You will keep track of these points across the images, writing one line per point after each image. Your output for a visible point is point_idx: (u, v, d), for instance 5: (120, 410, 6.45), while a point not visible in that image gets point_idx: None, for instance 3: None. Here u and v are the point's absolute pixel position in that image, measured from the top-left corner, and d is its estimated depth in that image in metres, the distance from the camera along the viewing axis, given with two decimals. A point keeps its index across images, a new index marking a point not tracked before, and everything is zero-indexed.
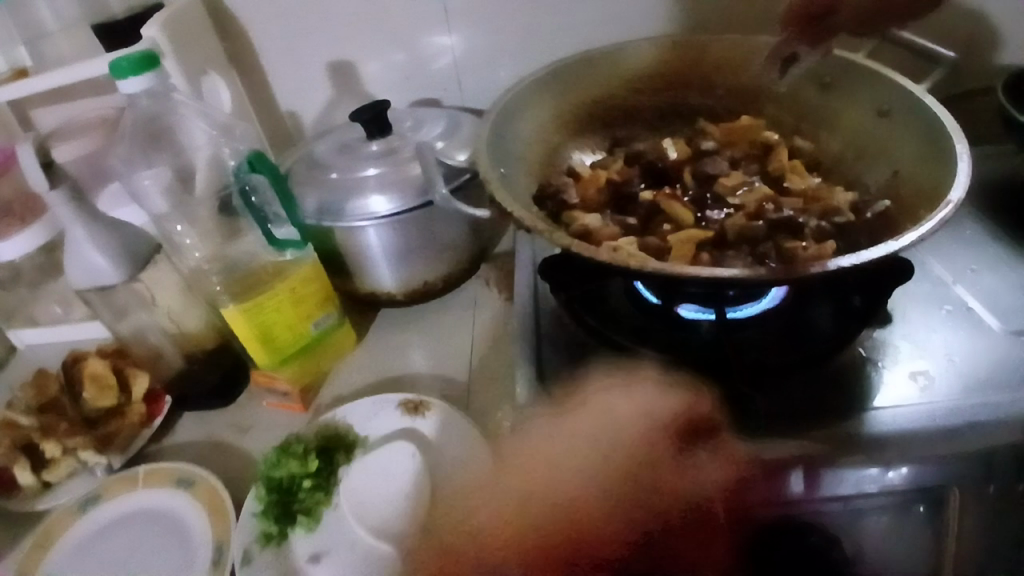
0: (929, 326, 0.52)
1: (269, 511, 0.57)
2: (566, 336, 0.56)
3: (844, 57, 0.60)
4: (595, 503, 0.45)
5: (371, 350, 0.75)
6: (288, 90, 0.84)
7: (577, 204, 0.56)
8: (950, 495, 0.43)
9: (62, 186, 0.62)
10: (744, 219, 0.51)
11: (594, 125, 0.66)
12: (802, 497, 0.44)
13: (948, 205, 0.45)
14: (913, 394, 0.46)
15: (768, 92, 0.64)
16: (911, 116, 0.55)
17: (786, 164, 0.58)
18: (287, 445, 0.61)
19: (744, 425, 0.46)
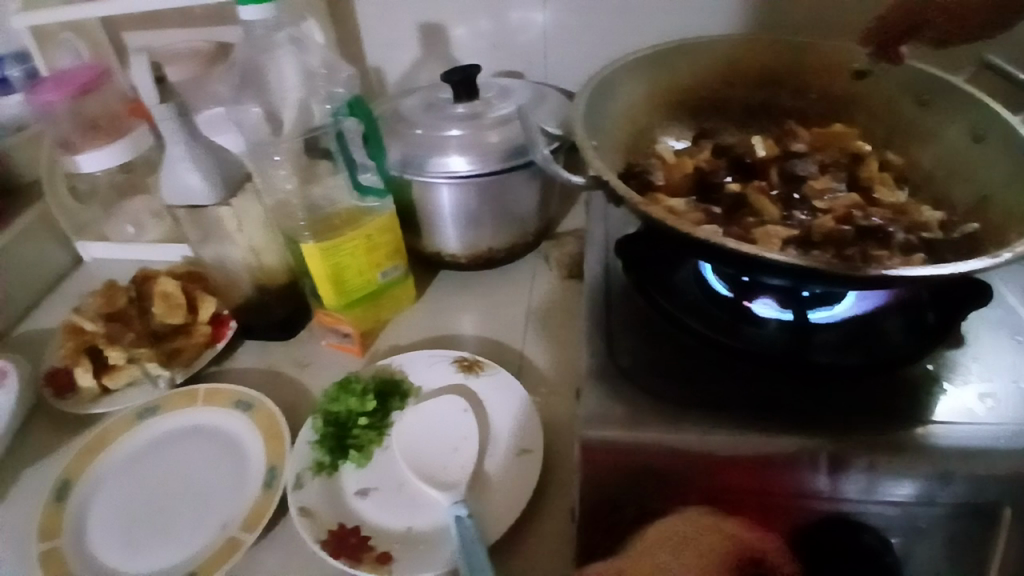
0: (999, 350, 0.52)
1: (324, 442, 0.59)
2: (634, 315, 0.57)
3: (943, 77, 0.59)
4: (664, 469, 0.46)
5: (428, 307, 0.78)
6: (378, 45, 0.86)
7: (661, 185, 0.58)
8: (1002, 513, 0.44)
9: (171, 103, 0.62)
10: (832, 221, 0.51)
11: (684, 114, 0.67)
12: (856, 496, 0.45)
13: None
14: (980, 412, 0.46)
15: (863, 103, 0.65)
16: (1004, 143, 0.54)
17: (875, 175, 0.58)
18: (347, 382, 0.64)
19: (806, 416, 0.47)
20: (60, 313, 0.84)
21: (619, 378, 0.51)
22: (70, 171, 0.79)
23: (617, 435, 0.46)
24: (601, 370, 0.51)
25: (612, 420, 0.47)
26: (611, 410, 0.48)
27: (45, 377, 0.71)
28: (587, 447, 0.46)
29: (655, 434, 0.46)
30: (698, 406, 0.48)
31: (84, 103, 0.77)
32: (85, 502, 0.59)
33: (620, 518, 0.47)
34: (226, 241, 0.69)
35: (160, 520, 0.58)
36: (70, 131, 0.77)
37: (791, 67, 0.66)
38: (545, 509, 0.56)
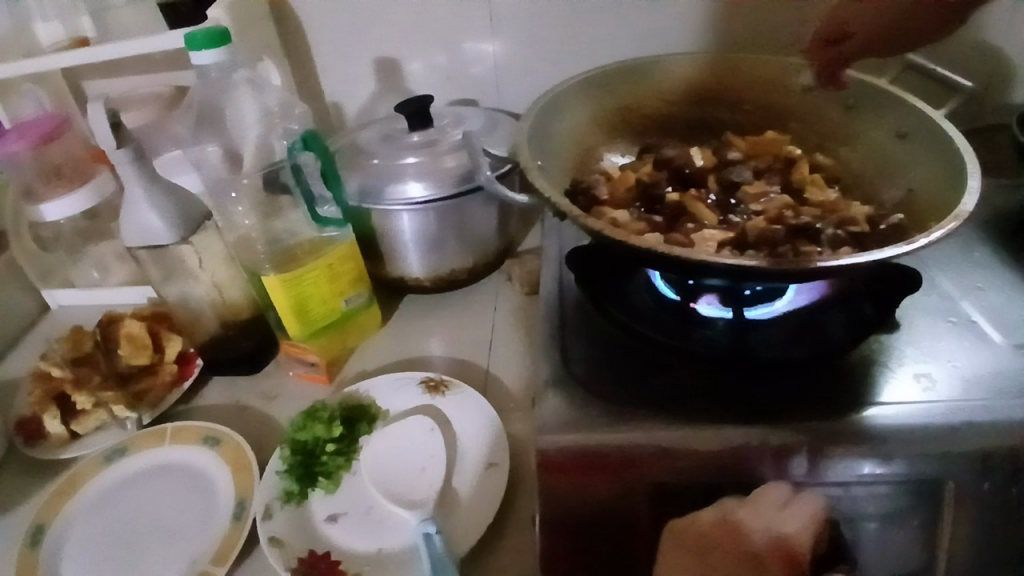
0: (934, 334, 0.54)
1: (292, 470, 0.60)
2: (588, 325, 0.59)
3: (864, 82, 0.63)
4: (619, 469, 0.47)
5: (395, 332, 0.79)
6: (334, 81, 0.88)
7: (607, 200, 0.60)
8: (946, 490, 0.46)
9: (129, 146, 0.63)
10: (764, 223, 0.54)
11: (627, 130, 0.70)
12: (804, 480, 0.47)
13: (959, 215, 0.48)
14: (918, 394, 0.49)
15: (793, 111, 0.68)
16: (925, 139, 0.58)
17: (806, 177, 0.61)
18: (313, 410, 0.65)
19: (753, 409, 0.49)
20: (26, 362, 0.83)
21: (575, 385, 0.52)
22: (33, 218, 0.80)
23: (572, 439, 0.48)
24: (557, 379, 0.53)
25: (567, 426, 0.48)
26: (566, 416, 0.49)
27: (14, 424, 0.71)
28: (544, 454, 0.47)
29: (607, 435, 0.48)
30: (650, 406, 0.50)
31: (47, 152, 0.78)
32: (57, 545, 0.59)
33: (580, 520, 0.48)
34: (190, 278, 0.70)
35: (133, 559, 0.57)
36: (32, 180, 0.78)
37: (726, 82, 0.70)
38: (513, 522, 0.56)
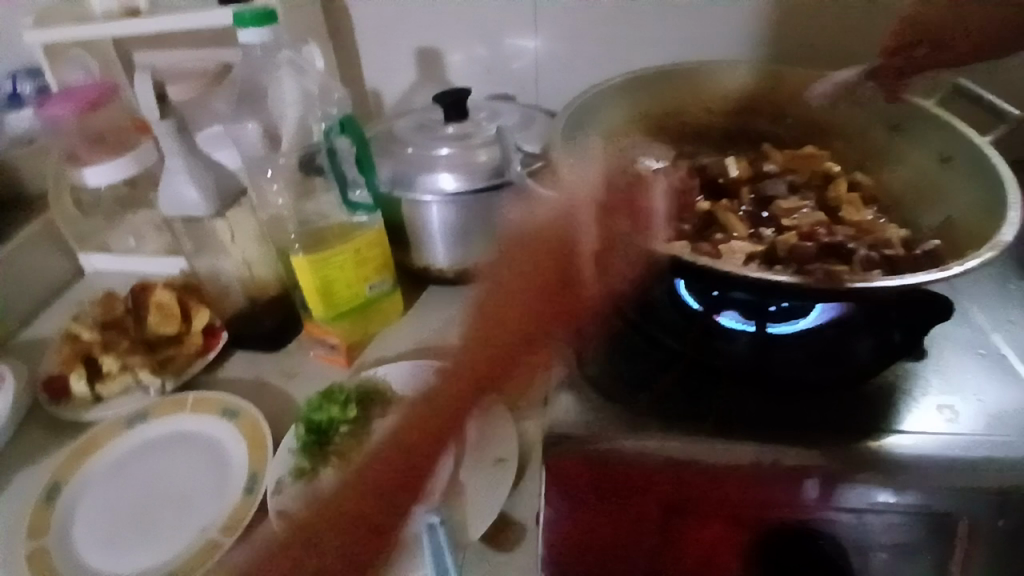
0: (962, 366, 0.53)
1: (305, 449, 0.61)
2: (606, 328, 0.58)
3: (907, 102, 0.62)
4: (627, 480, 0.47)
5: (416, 321, 0.79)
6: (375, 68, 0.89)
7: (636, 205, 0.59)
8: (960, 526, 0.45)
9: (171, 119, 0.69)
10: (795, 239, 0.53)
11: (662, 136, 0.70)
12: (815, 504, 0.45)
13: (996, 247, 0.47)
14: (939, 425, 0.48)
15: (834, 126, 0.66)
16: (967, 164, 0.57)
17: (842, 196, 0.60)
18: (331, 391, 0.65)
19: (770, 427, 0.48)
20: (61, 322, 0.86)
21: (590, 387, 0.52)
22: (77, 183, 0.82)
23: (582, 441, 0.48)
24: (571, 380, 0.53)
25: (580, 427, 0.49)
26: (579, 419, 0.49)
27: (43, 382, 0.73)
28: (552, 456, 0.48)
29: (620, 441, 0.48)
30: (663, 415, 0.50)
31: (92, 118, 0.81)
32: (73, 504, 0.61)
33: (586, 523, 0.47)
34: (222, 252, 0.74)
35: (146, 522, 0.59)
36: (76, 144, 0.80)
37: (766, 93, 0.69)
38: (515, 524, 0.58)
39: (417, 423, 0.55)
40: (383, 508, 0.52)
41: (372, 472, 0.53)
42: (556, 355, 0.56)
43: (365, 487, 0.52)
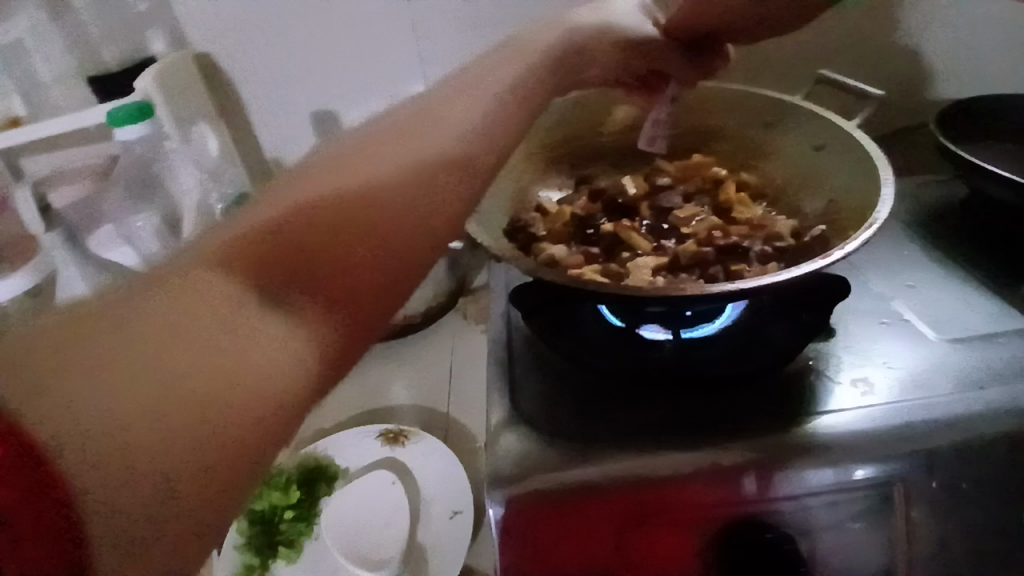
0: (870, 337, 0.56)
1: (251, 543, 0.58)
2: (539, 360, 0.59)
3: (777, 99, 0.66)
4: (578, 513, 0.47)
5: (353, 384, 0.77)
6: (272, 137, 0.88)
7: (545, 236, 0.60)
8: (895, 492, 0.47)
9: (57, 228, 0.76)
10: (695, 246, 0.56)
11: (560, 164, 0.72)
12: (756, 496, 0.46)
13: (874, 223, 0.49)
14: (858, 398, 0.50)
15: (716, 131, 0.71)
16: (840, 148, 0.60)
17: (732, 197, 0.63)
18: (269, 477, 0.63)
19: (704, 431, 0.49)
20: None
21: (528, 425, 0.52)
22: None
23: (527, 485, 0.47)
24: (509, 422, 0.53)
25: (522, 472, 0.48)
26: (522, 461, 0.49)
27: None
28: (499, 504, 0.47)
29: (560, 476, 0.47)
30: (601, 441, 0.49)
31: None
32: None
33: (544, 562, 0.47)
34: None
35: None
36: None
37: None
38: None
39: (351, 194, 0.32)
40: (264, 417, 0.25)
41: (267, 223, 0.30)
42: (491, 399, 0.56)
43: (277, 269, 0.29)
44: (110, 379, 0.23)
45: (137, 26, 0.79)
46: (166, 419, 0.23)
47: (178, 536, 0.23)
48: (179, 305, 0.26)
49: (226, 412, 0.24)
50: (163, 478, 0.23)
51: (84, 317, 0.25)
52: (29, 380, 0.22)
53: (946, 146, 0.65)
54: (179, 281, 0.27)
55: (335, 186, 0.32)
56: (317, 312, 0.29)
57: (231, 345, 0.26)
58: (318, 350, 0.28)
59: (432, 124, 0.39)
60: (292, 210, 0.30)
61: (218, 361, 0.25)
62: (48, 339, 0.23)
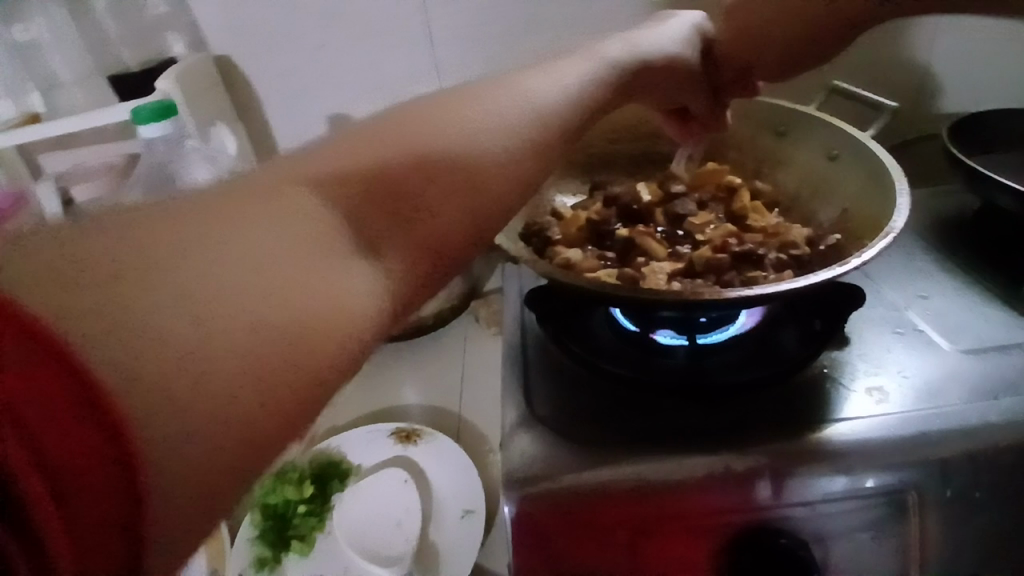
0: (884, 347, 0.56)
1: (264, 536, 0.59)
2: (553, 363, 0.59)
3: (791, 109, 0.66)
4: (593, 516, 0.47)
5: (365, 385, 0.78)
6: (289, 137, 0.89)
7: (561, 240, 0.61)
8: (910, 499, 0.47)
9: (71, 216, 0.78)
10: (710, 252, 0.57)
11: (576, 170, 0.72)
12: (770, 502, 0.47)
13: (890, 232, 0.50)
14: (872, 407, 0.50)
15: (731, 140, 0.71)
16: (855, 158, 0.61)
17: (746, 205, 0.64)
18: (283, 471, 0.63)
19: (719, 436, 0.49)
20: None
21: (543, 427, 0.52)
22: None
23: (543, 488, 0.47)
24: (524, 423, 0.53)
25: (537, 474, 0.48)
26: (537, 463, 0.49)
27: None
28: (515, 506, 0.47)
29: (576, 479, 0.47)
30: (617, 444, 0.50)
31: None
32: None
33: (558, 562, 0.48)
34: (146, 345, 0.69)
35: None
36: None
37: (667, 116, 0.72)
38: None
39: (421, 155, 0.35)
40: (331, 346, 0.27)
41: (335, 182, 0.32)
42: (505, 402, 0.56)
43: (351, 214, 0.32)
44: (195, 295, 0.24)
45: (156, 29, 0.81)
46: (240, 339, 0.25)
47: (237, 467, 0.24)
48: (259, 238, 0.28)
49: (292, 342, 0.26)
50: (225, 402, 0.24)
51: (162, 244, 0.25)
52: (106, 306, 0.23)
53: (958, 158, 0.66)
54: (254, 219, 0.28)
55: (409, 146, 0.35)
56: (399, 256, 0.33)
57: (303, 284, 0.28)
58: (391, 286, 0.32)
59: (503, 102, 0.40)
60: (371, 164, 0.33)
61: (299, 287, 0.27)
62: (126, 268, 0.24)
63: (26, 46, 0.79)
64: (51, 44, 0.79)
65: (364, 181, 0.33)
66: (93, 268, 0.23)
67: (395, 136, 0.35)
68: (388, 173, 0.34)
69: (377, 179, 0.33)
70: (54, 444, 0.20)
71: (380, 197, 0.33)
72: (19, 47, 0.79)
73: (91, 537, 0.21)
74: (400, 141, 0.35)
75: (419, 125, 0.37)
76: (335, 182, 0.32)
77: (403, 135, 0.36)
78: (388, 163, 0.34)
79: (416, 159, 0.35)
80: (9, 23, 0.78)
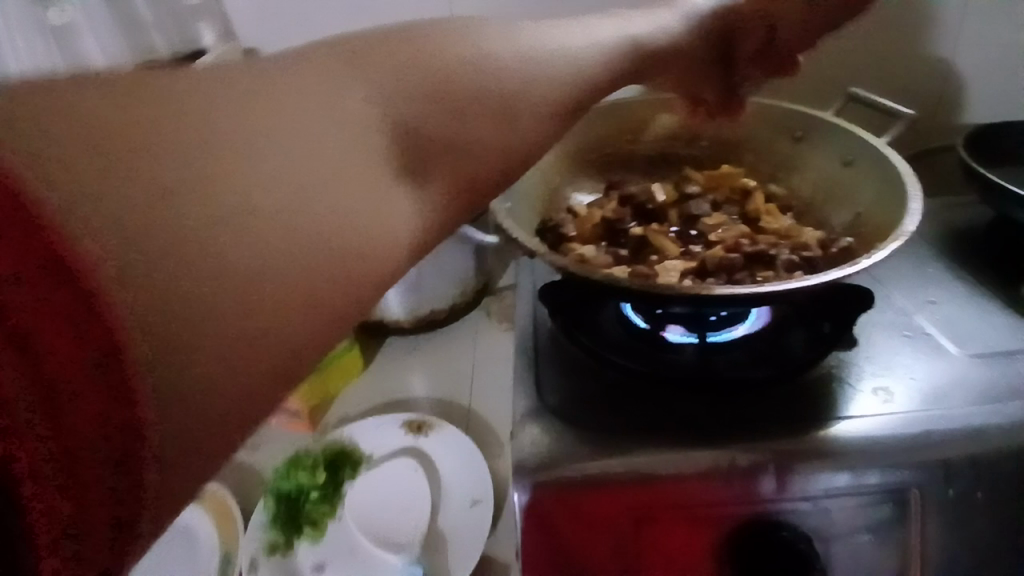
0: (893, 350, 0.57)
1: (277, 521, 0.60)
2: (563, 356, 0.61)
3: (808, 115, 0.67)
4: (597, 503, 0.48)
5: (377, 375, 0.79)
6: None
7: (575, 236, 0.62)
8: (911, 497, 0.48)
9: None
10: (722, 252, 0.58)
11: (592, 169, 0.73)
12: (773, 496, 0.47)
13: (901, 236, 0.51)
14: (879, 406, 0.51)
15: (747, 143, 0.72)
16: (870, 164, 0.61)
17: (759, 207, 0.65)
18: (297, 457, 0.64)
19: (724, 429, 0.50)
20: None
21: (551, 416, 0.53)
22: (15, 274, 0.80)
23: (550, 474, 0.48)
24: (534, 413, 0.54)
25: (545, 461, 0.49)
26: (546, 450, 0.50)
27: None
28: (522, 491, 0.48)
29: (582, 466, 0.48)
30: (625, 434, 0.51)
31: None
32: None
33: (561, 547, 0.49)
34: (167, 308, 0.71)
35: None
36: None
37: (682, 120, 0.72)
38: (497, 564, 0.58)
39: (483, 90, 0.27)
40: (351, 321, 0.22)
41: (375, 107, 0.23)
42: (516, 392, 0.57)
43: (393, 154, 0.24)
44: (209, 211, 0.18)
45: (189, 20, 0.83)
46: (275, 268, 0.19)
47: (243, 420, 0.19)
48: (292, 144, 0.20)
49: (329, 280, 0.20)
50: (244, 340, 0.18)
51: (173, 137, 0.18)
52: (94, 218, 0.16)
53: (973, 169, 0.66)
54: (289, 117, 0.21)
55: (458, 57, 0.26)
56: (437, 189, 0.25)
57: (338, 221, 0.21)
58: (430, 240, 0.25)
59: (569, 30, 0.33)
60: (423, 87, 0.25)
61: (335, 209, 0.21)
62: (117, 165, 0.17)
63: (61, 28, 0.80)
64: (86, 27, 0.81)
65: (412, 110, 0.24)
66: (79, 153, 0.16)
67: (456, 53, 0.27)
68: (441, 99, 0.25)
69: (428, 112, 0.25)
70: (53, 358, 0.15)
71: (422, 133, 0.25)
72: (52, 29, 0.79)
73: (77, 486, 0.16)
74: (456, 60, 0.26)
75: (481, 47, 0.28)
76: (375, 107, 0.23)
77: (461, 52, 0.27)
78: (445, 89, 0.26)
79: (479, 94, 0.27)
80: (45, 6, 0.78)
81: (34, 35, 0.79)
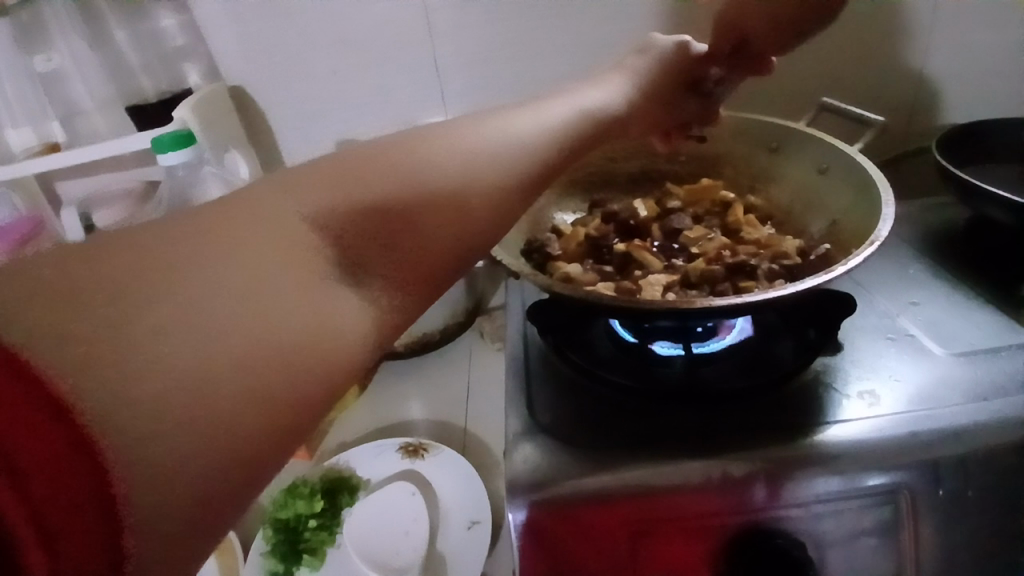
0: (878, 353, 0.58)
1: (276, 550, 0.60)
2: (555, 374, 0.61)
3: (783, 127, 0.69)
4: (594, 520, 0.49)
5: (374, 401, 0.79)
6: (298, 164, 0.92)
7: (561, 255, 0.63)
8: (902, 499, 0.48)
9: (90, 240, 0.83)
10: (705, 264, 0.59)
11: (575, 189, 0.74)
12: (765, 504, 0.48)
13: (877, 240, 0.51)
14: (866, 410, 0.51)
15: (725, 156, 0.73)
16: (844, 172, 0.63)
17: (740, 218, 0.66)
18: (294, 486, 0.64)
19: (716, 440, 0.51)
20: None
21: (545, 436, 0.54)
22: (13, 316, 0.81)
23: (545, 494, 0.49)
24: (527, 432, 0.54)
25: (540, 480, 0.49)
26: (541, 469, 0.50)
27: None
28: (519, 512, 0.49)
29: (576, 485, 0.49)
30: (619, 449, 0.51)
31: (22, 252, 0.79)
32: None
33: (561, 564, 0.50)
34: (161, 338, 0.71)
35: None
36: None
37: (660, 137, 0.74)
38: None
39: (432, 182, 0.30)
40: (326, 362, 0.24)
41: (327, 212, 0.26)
42: (509, 413, 0.58)
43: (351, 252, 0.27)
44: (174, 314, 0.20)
45: (174, 61, 0.85)
46: (245, 353, 0.21)
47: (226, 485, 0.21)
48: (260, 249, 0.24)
49: (276, 371, 0.22)
50: (205, 423, 0.20)
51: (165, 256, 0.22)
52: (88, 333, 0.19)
53: (946, 170, 0.67)
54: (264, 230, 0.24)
55: (400, 169, 0.29)
56: (385, 276, 0.28)
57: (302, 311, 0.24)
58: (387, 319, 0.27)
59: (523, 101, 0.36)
60: (372, 183, 0.28)
61: (282, 310, 0.23)
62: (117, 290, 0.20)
63: (48, 75, 0.82)
64: (73, 73, 0.83)
65: (358, 205, 0.27)
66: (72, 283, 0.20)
67: (410, 159, 0.30)
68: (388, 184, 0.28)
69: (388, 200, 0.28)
70: (38, 473, 0.17)
71: (374, 223, 0.27)
72: (41, 78, 0.82)
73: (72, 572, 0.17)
74: (402, 166, 0.29)
75: (430, 146, 0.31)
76: (328, 206, 0.26)
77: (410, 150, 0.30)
78: (395, 178, 0.29)
79: (431, 191, 0.30)
80: (32, 53, 0.81)
81: (24, 82, 0.82)
